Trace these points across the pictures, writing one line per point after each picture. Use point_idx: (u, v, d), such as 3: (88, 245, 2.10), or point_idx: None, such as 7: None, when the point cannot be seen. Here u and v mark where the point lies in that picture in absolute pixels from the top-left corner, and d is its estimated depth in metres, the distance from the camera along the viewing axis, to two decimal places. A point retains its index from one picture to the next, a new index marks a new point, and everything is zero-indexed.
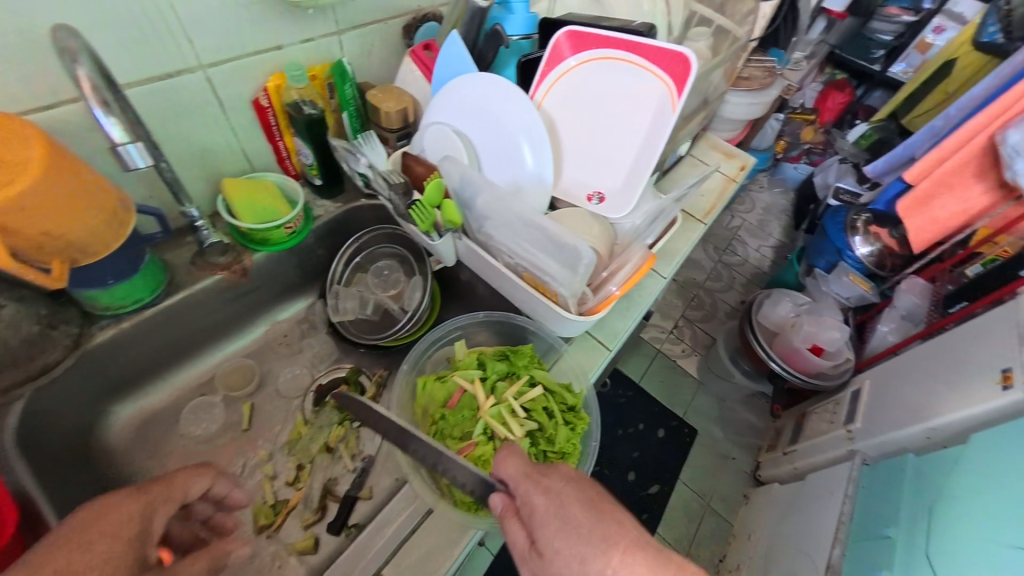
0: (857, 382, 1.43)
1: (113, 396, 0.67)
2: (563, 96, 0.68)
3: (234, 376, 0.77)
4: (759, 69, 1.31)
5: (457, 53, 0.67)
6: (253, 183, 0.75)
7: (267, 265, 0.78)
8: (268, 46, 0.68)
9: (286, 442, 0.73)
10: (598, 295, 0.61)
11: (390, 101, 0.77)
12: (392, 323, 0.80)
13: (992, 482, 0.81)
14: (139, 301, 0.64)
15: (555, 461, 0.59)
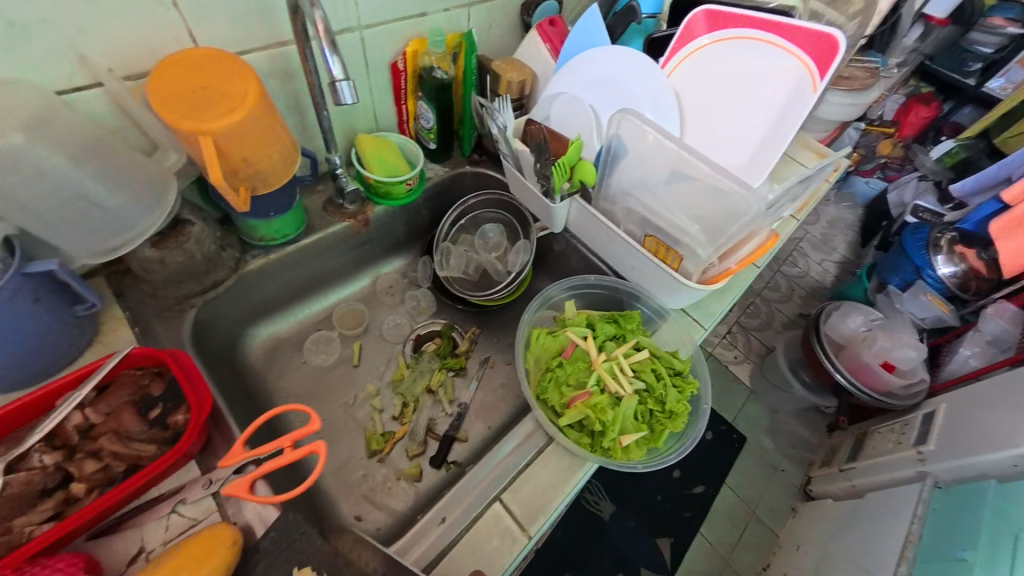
0: (931, 404, 1.37)
1: (252, 321, 0.75)
2: (692, 72, 0.69)
3: (347, 317, 0.84)
4: (861, 68, 1.25)
5: (593, 26, 0.70)
6: (381, 140, 0.81)
7: (383, 219, 0.84)
8: (413, 13, 0.74)
9: (391, 381, 0.79)
10: (719, 266, 0.64)
11: (512, 72, 0.80)
12: (491, 284, 0.85)
13: None
14: (286, 237, 0.71)
15: (663, 420, 0.61)
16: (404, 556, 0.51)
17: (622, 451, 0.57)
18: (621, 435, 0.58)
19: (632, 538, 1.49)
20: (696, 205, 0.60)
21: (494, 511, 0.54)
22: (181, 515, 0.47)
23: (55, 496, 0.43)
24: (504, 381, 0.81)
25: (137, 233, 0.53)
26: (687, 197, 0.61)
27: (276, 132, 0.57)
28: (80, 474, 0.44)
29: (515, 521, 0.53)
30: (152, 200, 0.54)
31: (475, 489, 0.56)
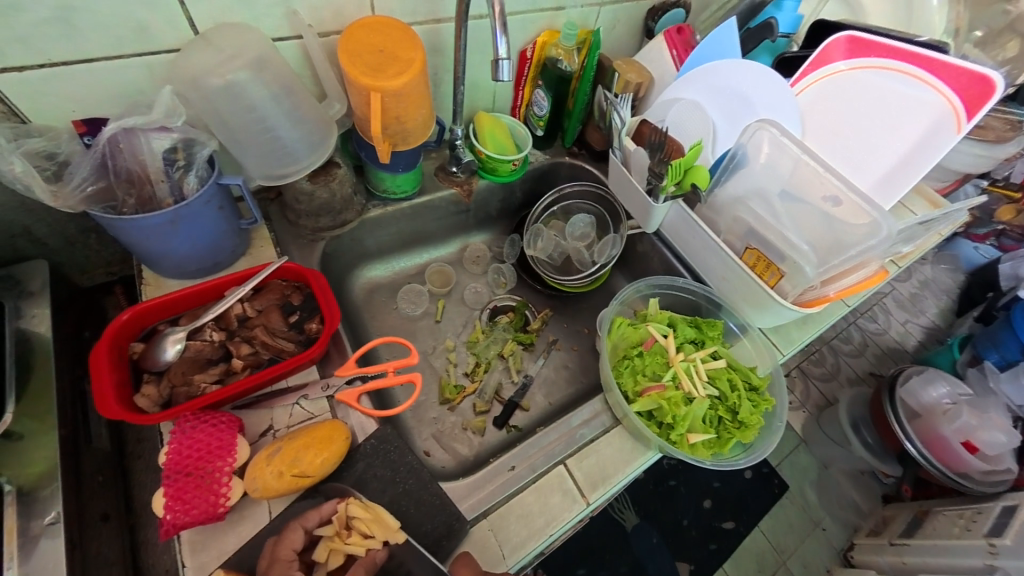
0: (1016, 497, 1.24)
1: (361, 262, 0.84)
2: (821, 95, 0.69)
3: (436, 276, 0.92)
4: (1000, 118, 1.16)
5: (725, 37, 0.72)
6: (495, 120, 0.88)
7: (484, 192, 0.91)
8: (551, 6, 0.79)
9: (467, 341, 0.85)
10: (817, 291, 0.65)
11: (631, 73, 0.83)
12: (572, 271, 0.89)
13: None
14: (404, 193, 0.80)
15: (732, 428, 0.61)
16: (473, 492, 0.56)
17: (688, 446, 0.59)
18: (690, 431, 0.59)
19: (654, 555, 1.48)
20: (814, 224, 0.62)
21: (558, 472, 0.58)
22: (303, 407, 0.55)
23: (220, 366, 0.53)
24: (569, 364, 0.85)
25: (302, 166, 0.63)
26: (805, 215, 0.63)
27: (422, 96, 0.63)
28: (238, 354, 0.54)
29: (577, 485, 0.57)
30: (318, 140, 0.63)
31: (544, 448, 0.60)
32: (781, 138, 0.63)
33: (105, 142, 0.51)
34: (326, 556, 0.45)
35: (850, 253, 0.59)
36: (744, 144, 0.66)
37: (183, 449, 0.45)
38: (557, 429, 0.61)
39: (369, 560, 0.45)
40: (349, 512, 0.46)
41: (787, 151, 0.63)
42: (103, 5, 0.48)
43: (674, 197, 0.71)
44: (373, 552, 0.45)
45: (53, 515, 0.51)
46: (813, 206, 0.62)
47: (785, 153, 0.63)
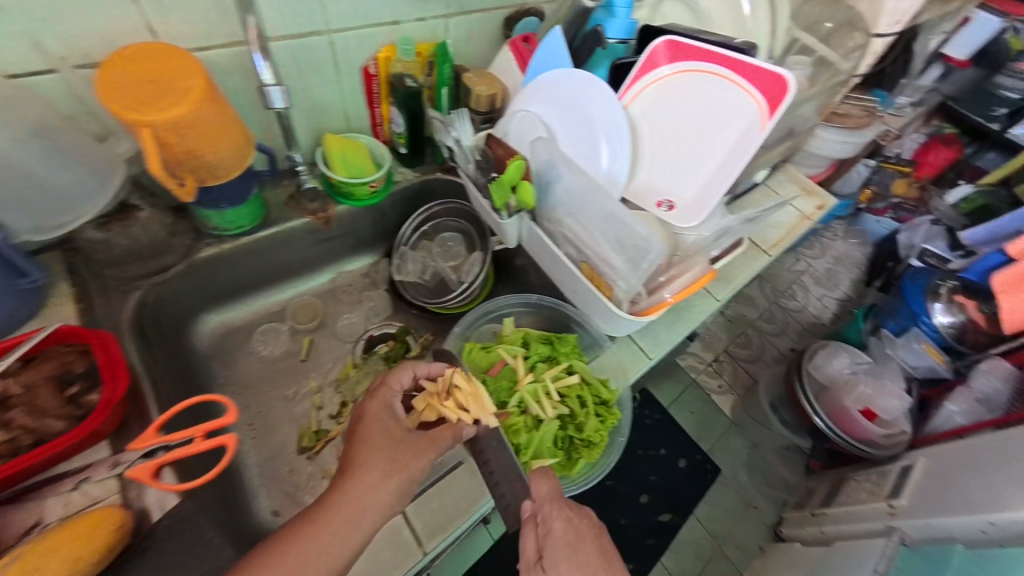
0: (911, 458, 1.32)
1: (205, 306, 0.77)
2: (651, 102, 0.70)
3: (303, 311, 0.85)
4: (858, 107, 1.26)
5: (555, 47, 0.71)
6: (348, 141, 0.83)
7: (347, 217, 0.85)
8: (386, 20, 0.76)
9: (336, 379, 0.80)
10: (651, 298, 0.63)
11: (482, 85, 0.81)
12: (447, 292, 0.85)
13: None
14: (241, 228, 0.73)
15: (580, 448, 0.62)
16: None
17: (530, 475, 0.58)
18: (531, 458, 0.59)
19: None
20: (617, 233, 0.60)
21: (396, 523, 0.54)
22: (84, 492, 0.49)
23: None
24: None
25: (79, 215, 0.58)
26: (609, 226, 0.61)
27: (227, 114, 0.58)
28: None
29: (415, 534, 0.54)
30: (96, 185, 0.59)
31: None
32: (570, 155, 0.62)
33: None
34: (425, 406, 0.56)
35: (649, 256, 0.58)
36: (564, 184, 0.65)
37: None
38: None
39: (458, 424, 0.54)
40: (453, 380, 0.57)
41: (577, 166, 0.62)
42: None
43: (521, 211, 0.68)
44: (464, 422, 0.54)
45: None
46: (611, 215, 0.60)
47: (577, 166, 0.62)
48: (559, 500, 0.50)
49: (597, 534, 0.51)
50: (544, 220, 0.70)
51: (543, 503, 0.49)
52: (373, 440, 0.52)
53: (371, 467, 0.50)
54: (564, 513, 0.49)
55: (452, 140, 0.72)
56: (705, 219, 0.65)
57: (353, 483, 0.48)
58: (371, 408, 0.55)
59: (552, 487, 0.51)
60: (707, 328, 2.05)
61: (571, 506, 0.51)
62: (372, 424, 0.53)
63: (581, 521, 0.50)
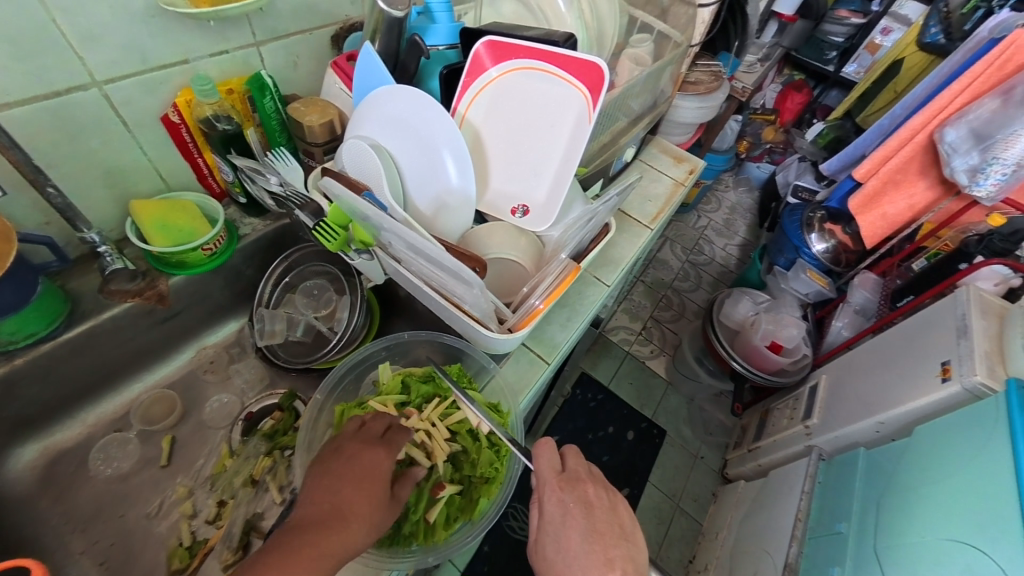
0: (815, 377, 1.46)
1: (10, 439, 0.62)
2: (485, 107, 0.68)
3: (156, 407, 0.73)
4: (706, 73, 1.35)
5: (372, 65, 0.65)
6: (167, 203, 0.72)
7: (188, 289, 0.74)
8: (173, 59, 0.65)
9: (209, 476, 0.69)
10: (521, 311, 0.59)
11: (313, 114, 0.74)
12: (324, 344, 0.76)
13: (947, 476, 0.85)
14: (35, 335, 0.59)
15: (478, 486, 0.58)
16: None
17: (426, 535, 0.53)
18: (425, 516, 0.54)
19: None
20: (447, 272, 0.53)
21: None
22: None
23: None
24: None
25: None
26: (436, 265, 0.53)
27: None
28: None
29: None
30: None
31: None
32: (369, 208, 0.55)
33: None
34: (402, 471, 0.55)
35: (475, 289, 0.51)
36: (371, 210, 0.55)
37: None
38: None
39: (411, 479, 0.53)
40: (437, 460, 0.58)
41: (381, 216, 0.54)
42: None
43: (367, 251, 0.62)
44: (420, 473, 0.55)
45: None
46: (432, 257, 0.52)
47: (379, 212, 0.53)
48: (556, 482, 0.54)
49: (596, 511, 0.53)
50: (389, 254, 0.61)
51: (543, 487, 0.55)
52: (379, 497, 0.47)
53: (371, 523, 0.45)
54: (561, 493, 0.53)
55: (276, 183, 0.67)
56: (555, 219, 0.67)
57: (352, 538, 0.42)
58: (381, 458, 0.50)
59: (550, 471, 0.55)
60: (630, 299, 2.13)
61: (575, 485, 0.54)
62: (378, 474, 0.48)
63: (573, 501, 0.53)
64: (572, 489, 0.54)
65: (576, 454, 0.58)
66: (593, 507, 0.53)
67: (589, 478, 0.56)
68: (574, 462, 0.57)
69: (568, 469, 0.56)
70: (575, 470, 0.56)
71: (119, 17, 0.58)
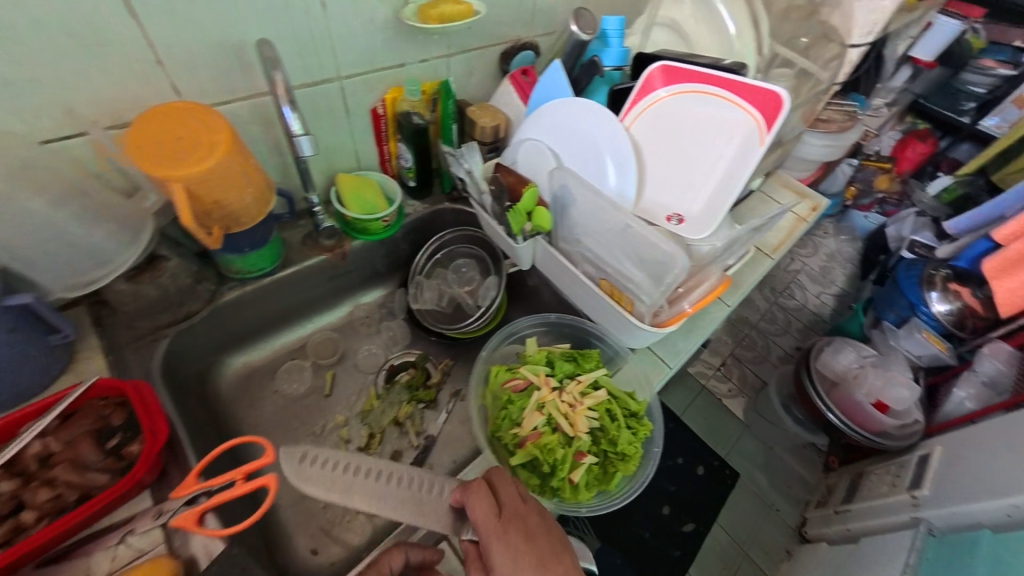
0: (927, 447, 1.32)
1: (227, 350, 0.77)
2: (650, 123, 0.74)
3: (321, 347, 0.86)
4: (840, 112, 1.33)
5: (556, 80, 0.76)
6: (362, 180, 0.86)
7: (362, 251, 0.87)
8: (391, 64, 0.79)
9: (360, 411, 0.80)
10: (671, 309, 0.64)
11: (486, 118, 0.85)
12: (464, 316, 0.87)
13: None
14: (263, 269, 0.75)
15: (615, 462, 0.61)
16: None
17: (570, 492, 0.58)
18: (571, 475, 0.58)
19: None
20: (642, 254, 0.60)
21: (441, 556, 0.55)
22: (129, 546, 0.48)
23: (6, 523, 0.44)
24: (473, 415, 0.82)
25: (112, 269, 0.57)
26: (634, 245, 0.61)
27: (248, 164, 0.61)
28: (32, 503, 0.46)
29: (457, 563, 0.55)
30: (129, 237, 0.59)
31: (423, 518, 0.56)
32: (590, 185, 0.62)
33: None
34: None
35: (675, 273, 0.57)
36: (559, 182, 0.67)
37: None
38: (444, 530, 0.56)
39: None
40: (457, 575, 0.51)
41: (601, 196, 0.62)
42: None
43: (536, 235, 0.70)
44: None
45: None
46: (634, 237, 0.59)
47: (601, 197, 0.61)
48: (496, 527, 0.47)
49: (540, 539, 0.47)
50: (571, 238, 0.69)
51: (486, 535, 0.47)
52: None
53: None
54: (503, 535, 0.46)
55: (465, 169, 0.76)
56: (714, 228, 0.68)
57: None
58: None
59: (486, 515, 0.48)
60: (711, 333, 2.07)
61: (515, 518, 0.48)
62: None
63: (517, 530, 0.47)
64: (515, 524, 0.48)
65: (510, 483, 0.52)
66: (534, 535, 0.48)
67: (527, 505, 0.50)
68: (507, 493, 0.50)
69: (505, 507, 0.49)
70: (513, 503, 0.50)
71: (366, 26, 0.72)
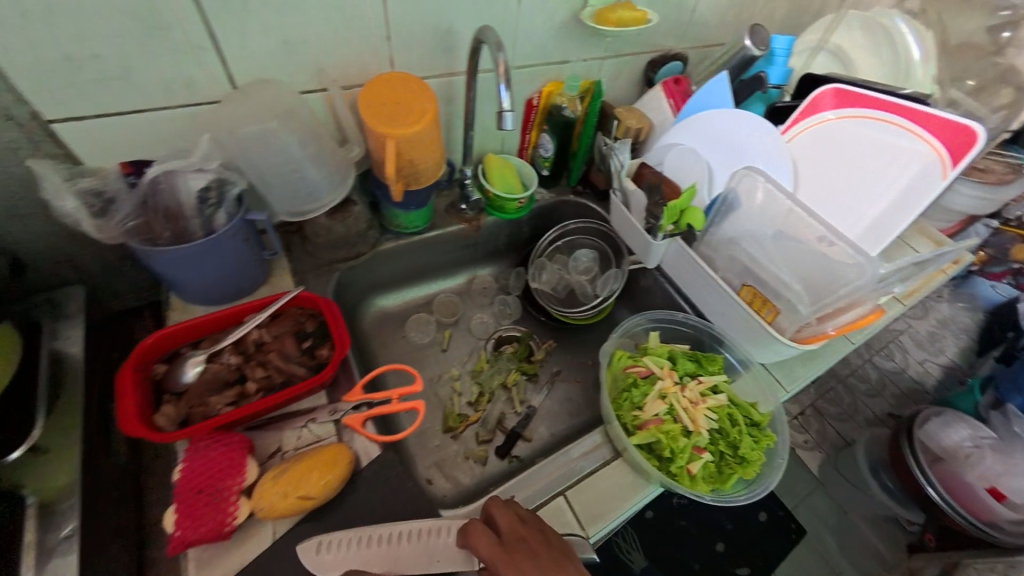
0: None
1: (370, 293, 0.87)
2: (811, 144, 0.74)
3: (443, 307, 0.94)
4: (1000, 163, 1.20)
5: (720, 90, 0.77)
6: (504, 162, 0.89)
7: (492, 227, 0.94)
8: (554, 60, 0.86)
9: (472, 370, 0.86)
10: (814, 328, 0.66)
11: (632, 120, 0.88)
12: (576, 303, 0.91)
13: None
14: (417, 227, 0.84)
15: (733, 463, 0.62)
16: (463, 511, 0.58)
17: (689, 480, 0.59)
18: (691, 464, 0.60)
19: None
20: (805, 266, 0.64)
21: (557, 504, 0.57)
22: (311, 431, 0.57)
23: (235, 388, 0.55)
24: (572, 397, 0.85)
25: (321, 203, 0.69)
26: (797, 256, 0.64)
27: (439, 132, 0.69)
28: (252, 377, 0.57)
29: (575, 518, 0.56)
30: (337, 180, 0.69)
31: (542, 480, 0.59)
32: (768, 184, 0.66)
33: (150, 180, 0.56)
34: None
35: (841, 290, 0.60)
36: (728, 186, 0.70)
37: (194, 467, 0.47)
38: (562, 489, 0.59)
39: None
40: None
41: (775, 199, 0.65)
42: (163, 66, 0.55)
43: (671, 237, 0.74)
44: None
45: (70, 529, 0.47)
46: (800, 248, 0.64)
47: (781, 196, 0.65)
48: (499, 555, 0.44)
49: (544, 556, 0.45)
50: (720, 241, 0.73)
51: (494, 567, 0.44)
52: None
53: None
54: (509, 561, 0.44)
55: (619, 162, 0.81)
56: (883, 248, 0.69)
57: None
58: None
59: (490, 548, 0.45)
60: None
61: (518, 543, 0.46)
62: None
63: (521, 550, 0.45)
64: (519, 549, 0.45)
65: (503, 509, 0.49)
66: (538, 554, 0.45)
67: (524, 525, 0.48)
68: (505, 520, 0.48)
69: (506, 533, 0.47)
70: (512, 528, 0.47)
71: (545, 23, 0.79)
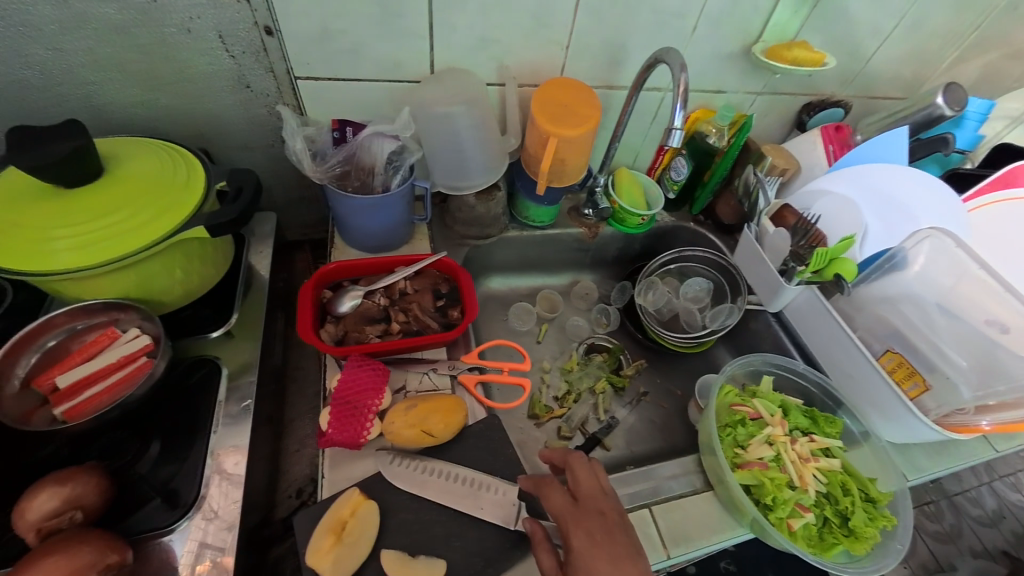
0: None
1: (483, 273, 0.93)
2: (997, 219, 0.71)
3: (545, 302, 0.96)
4: None
5: (897, 145, 0.72)
6: (634, 178, 0.90)
7: (608, 237, 0.96)
8: (709, 88, 0.86)
9: (561, 367, 0.88)
10: (963, 417, 0.62)
11: (778, 160, 0.86)
12: (679, 329, 0.89)
13: None
14: (542, 223, 0.89)
15: (838, 533, 0.59)
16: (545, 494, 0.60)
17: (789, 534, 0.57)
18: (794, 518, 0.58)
19: None
20: (972, 347, 0.61)
21: (642, 513, 0.57)
22: (431, 379, 0.63)
23: (382, 324, 0.64)
24: (656, 419, 0.84)
25: (474, 184, 0.75)
26: (962, 334, 0.61)
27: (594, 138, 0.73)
28: (396, 319, 0.65)
29: (659, 534, 0.56)
30: (492, 165, 0.75)
31: (630, 488, 0.59)
32: (952, 247, 0.62)
33: (357, 141, 0.68)
34: None
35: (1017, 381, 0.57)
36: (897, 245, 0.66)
37: (347, 388, 0.55)
38: (648, 503, 0.59)
39: None
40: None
41: (957, 267, 0.62)
42: (386, 46, 0.66)
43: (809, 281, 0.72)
44: None
45: (248, 401, 0.57)
46: (967, 326, 0.61)
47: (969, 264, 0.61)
48: (571, 512, 0.49)
49: (615, 532, 0.47)
50: (867, 300, 0.70)
51: (564, 518, 0.48)
52: None
53: None
54: (580, 522, 0.48)
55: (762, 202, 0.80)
56: None
57: None
58: None
59: (564, 504, 0.50)
60: None
61: (592, 511, 0.49)
62: None
63: (593, 518, 0.48)
64: (590, 516, 0.48)
65: (590, 476, 0.53)
66: (608, 528, 0.48)
67: (604, 499, 0.51)
68: (586, 485, 0.51)
69: (582, 496, 0.51)
70: (592, 497, 0.50)
71: (713, 52, 0.80)
